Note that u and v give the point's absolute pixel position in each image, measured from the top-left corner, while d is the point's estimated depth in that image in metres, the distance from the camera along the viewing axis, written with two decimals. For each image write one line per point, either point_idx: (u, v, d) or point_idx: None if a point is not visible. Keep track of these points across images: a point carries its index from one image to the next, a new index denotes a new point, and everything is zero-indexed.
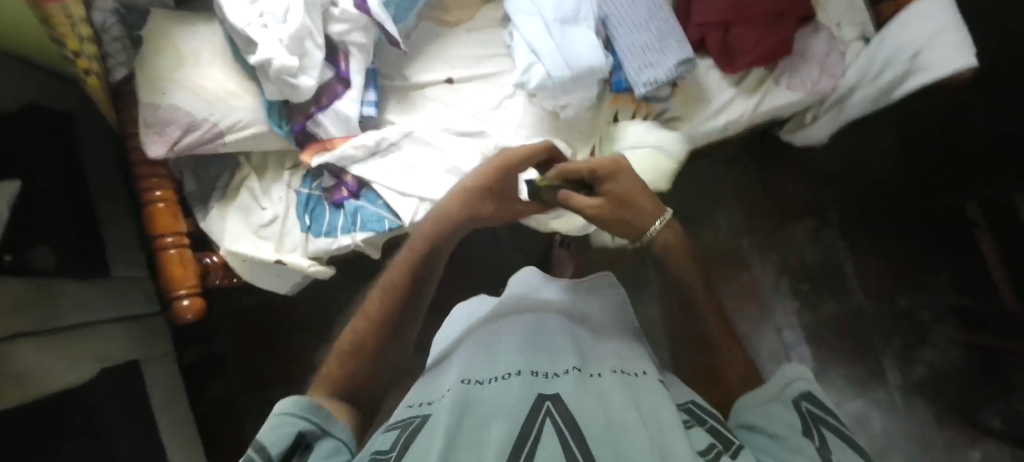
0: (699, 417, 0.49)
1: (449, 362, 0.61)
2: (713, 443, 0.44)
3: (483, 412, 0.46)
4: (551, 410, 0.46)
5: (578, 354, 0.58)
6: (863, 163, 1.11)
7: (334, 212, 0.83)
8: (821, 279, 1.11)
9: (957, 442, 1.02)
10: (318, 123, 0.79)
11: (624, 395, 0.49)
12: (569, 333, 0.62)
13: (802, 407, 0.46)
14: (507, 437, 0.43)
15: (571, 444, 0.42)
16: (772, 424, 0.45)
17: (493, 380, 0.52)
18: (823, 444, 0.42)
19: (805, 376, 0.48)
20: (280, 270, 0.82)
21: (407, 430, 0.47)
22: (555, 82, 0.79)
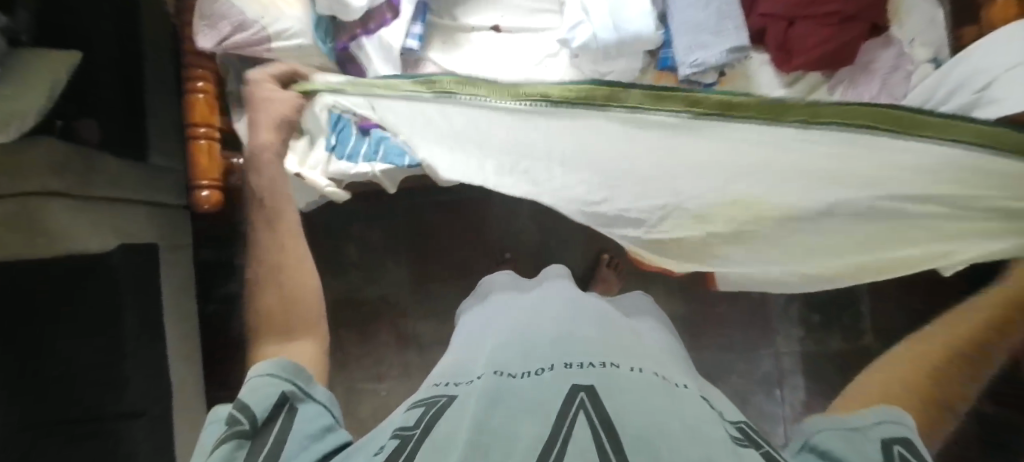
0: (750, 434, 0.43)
1: (483, 343, 0.55)
2: None
3: (512, 404, 0.40)
4: (587, 403, 0.39)
5: (613, 348, 0.50)
6: None
7: (360, 138, 0.82)
8: (834, 311, 1.04)
9: None
10: (360, 46, 0.79)
11: (665, 396, 0.42)
12: (609, 328, 0.54)
13: (894, 451, 0.35)
14: (539, 434, 0.36)
15: (608, 440, 0.35)
16: (854, 459, 0.35)
17: (528, 373, 0.45)
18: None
19: (902, 420, 0.38)
20: (299, 184, 0.84)
21: (429, 412, 0.43)
22: (600, 44, 0.72)
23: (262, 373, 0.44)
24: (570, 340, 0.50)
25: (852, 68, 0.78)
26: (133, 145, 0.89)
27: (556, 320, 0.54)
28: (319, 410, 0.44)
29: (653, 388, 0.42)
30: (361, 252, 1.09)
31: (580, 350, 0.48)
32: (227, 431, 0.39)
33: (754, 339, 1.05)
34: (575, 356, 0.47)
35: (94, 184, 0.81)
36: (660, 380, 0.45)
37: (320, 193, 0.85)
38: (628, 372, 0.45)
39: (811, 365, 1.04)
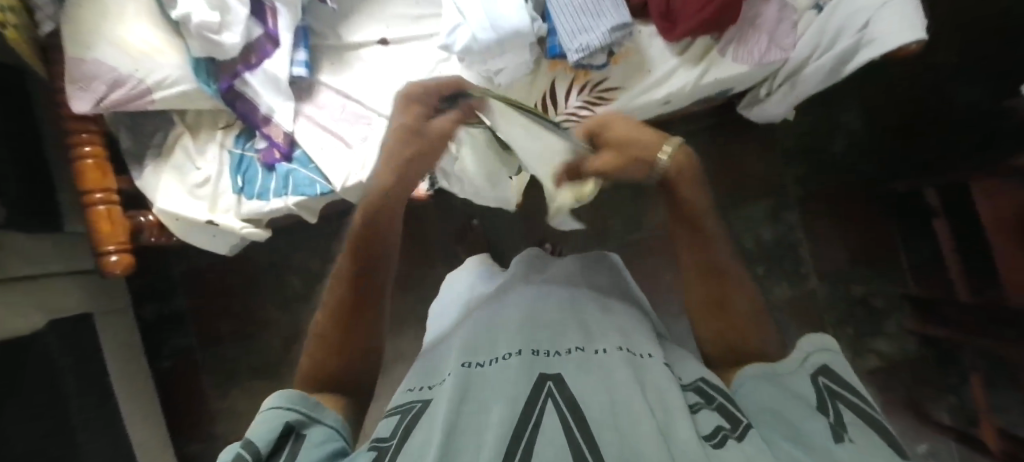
0: (708, 396, 0.43)
1: (452, 335, 0.58)
2: (721, 426, 0.39)
3: (484, 398, 0.43)
4: (554, 392, 0.42)
5: (577, 324, 0.51)
6: (825, 143, 1.07)
7: (267, 175, 0.80)
8: (776, 258, 1.09)
9: (903, 434, 1.03)
10: (246, 82, 0.77)
11: (630, 370, 0.44)
12: (571, 302, 0.56)
13: (820, 382, 0.41)
14: (508, 421, 0.39)
15: (573, 427, 0.38)
16: (780, 401, 0.41)
17: (494, 362, 0.48)
18: (838, 421, 0.38)
19: (828, 349, 0.43)
20: (214, 231, 0.81)
21: (407, 418, 0.45)
22: (481, 44, 0.72)
23: (276, 405, 0.43)
24: (537, 325, 0.52)
25: (739, 27, 0.77)
26: (49, 219, 0.85)
27: (521, 304, 0.56)
28: (330, 438, 0.44)
29: (618, 365, 0.44)
30: (305, 281, 1.09)
31: (548, 335, 0.50)
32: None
33: None
34: (541, 342, 0.49)
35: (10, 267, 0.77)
36: (628, 354, 0.47)
37: (238, 236, 0.82)
38: (595, 352, 0.47)
39: None
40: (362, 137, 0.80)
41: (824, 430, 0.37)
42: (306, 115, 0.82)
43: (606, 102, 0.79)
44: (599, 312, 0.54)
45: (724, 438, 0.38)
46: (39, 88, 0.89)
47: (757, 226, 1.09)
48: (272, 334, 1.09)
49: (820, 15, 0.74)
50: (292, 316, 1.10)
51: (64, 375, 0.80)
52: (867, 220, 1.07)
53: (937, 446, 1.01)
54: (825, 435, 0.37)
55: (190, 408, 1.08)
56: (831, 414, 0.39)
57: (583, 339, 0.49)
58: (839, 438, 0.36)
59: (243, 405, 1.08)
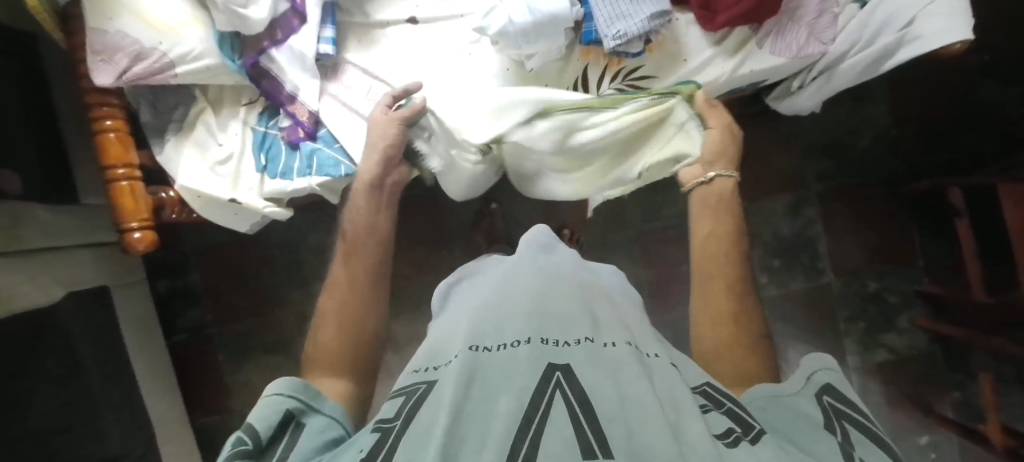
0: (716, 400, 0.43)
1: (454, 319, 0.54)
2: (731, 428, 0.39)
3: (489, 383, 0.41)
4: (562, 383, 0.39)
5: (588, 315, 0.49)
6: (851, 138, 1.06)
7: (290, 154, 0.79)
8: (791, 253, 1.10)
9: (908, 427, 1.05)
10: (271, 58, 0.75)
11: (640, 366, 0.42)
12: (581, 291, 0.54)
13: (824, 401, 0.44)
14: (517, 411, 0.37)
15: (582, 420, 0.36)
16: (788, 416, 0.43)
17: (502, 347, 0.45)
18: (847, 437, 0.40)
19: (828, 369, 0.48)
20: (236, 209, 0.80)
21: (408, 401, 0.42)
22: (517, 28, 0.69)
23: (277, 394, 0.45)
24: (545, 310, 0.49)
25: (777, 17, 0.75)
26: (66, 191, 0.84)
27: (530, 286, 0.54)
28: (327, 424, 0.46)
29: (628, 360, 0.43)
30: (321, 261, 1.09)
31: (557, 322, 0.48)
32: (232, 451, 0.41)
33: None
34: (550, 329, 0.46)
35: (25, 239, 0.75)
36: (636, 351, 0.45)
37: (260, 214, 0.80)
38: (604, 345, 0.45)
39: (773, 307, 1.09)
40: None
41: (836, 442, 0.39)
42: (332, 94, 0.80)
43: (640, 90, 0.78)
44: (608, 308, 0.52)
45: (737, 439, 0.38)
46: (50, 56, 0.86)
47: (775, 218, 1.09)
48: (286, 312, 1.09)
49: (863, 8, 0.73)
50: (308, 294, 1.09)
51: (81, 345, 0.78)
52: (887, 216, 1.07)
53: (939, 439, 1.04)
54: (835, 447, 0.38)
55: (203, 382, 1.08)
56: (839, 433, 0.41)
57: (592, 329, 0.47)
58: (848, 456, 0.38)
59: (258, 381, 1.08)
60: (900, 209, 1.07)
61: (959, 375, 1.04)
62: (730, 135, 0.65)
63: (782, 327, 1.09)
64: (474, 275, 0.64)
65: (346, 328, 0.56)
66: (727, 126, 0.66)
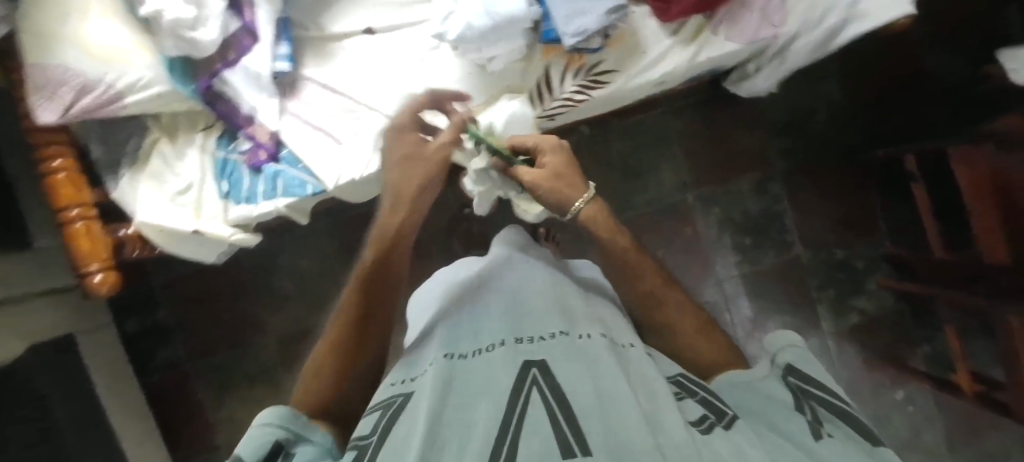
0: (690, 388, 0.45)
1: (431, 328, 0.56)
2: (705, 415, 0.40)
3: (467, 388, 0.42)
4: (538, 379, 0.41)
5: (561, 312, 0.52)
6: (807, 114, 1.11)
7: (254, 177, 0.77)
8: (761, 229, 1.13)
9: (884, 385, 1.09)
10: (225, 81, 0.73)
11: (615, 356, 0.44)
12: (554, 289, 0.56)
13: (790, 382, 0.42)
14: (494, 412, 0.38)
15: (559, 413, 0.37)
16: (758, 400, 0.42)
17: (478, 353, 0.47)
18: (815, 417, 0.39)
19: (795, 344, 0.45)
20: (201, 240, 0.77)
21: (386, 414, 0.43)
22: (476, 32, 0.69)
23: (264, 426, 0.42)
24: (519, 315, 0.52)
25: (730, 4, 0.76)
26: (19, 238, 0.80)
27: (504, 291, 0.57)
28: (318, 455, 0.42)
29: (603, 351, 0.45)
30: (298, 283, 1.06)
31: (531, 323, 0.50)
32: None
33: (695, 271, 1.13)
34: (525, 330, 0.49)
35: None
36: (610, 342, 0.47)
37: (227, 243, 0.78)
38: (579, 338, 0.47)
39: (750, 283, 1.13)
40: (353, 133, 0.77)
41: (805, 427, 0.38)
42: (291, 112, 0.78)
43: (602, 86, 0.78)
44: (582, 302, 0.55)
45: (711, 426, 0.38)
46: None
47: (742, 198, 1.13)
48: (264, 338, 1.05)
49: None
50: (286, 318, 1.07)
51: (50, 399, 0.75)
52: (849, 186, 1.11)
53: (915, 393, 1.08)
54: (804, 435, 0.37)
55: (183, 419, 1.04)
56: (808, 414, 0.39)
57: (566, 326, 0.49)
58: (818, 436, 0.37)
59: (241, 412, 1.05)
60: (859, 177, 1.11)
61: (927, 332, 1.08)
62: (564, 164, 0.60)
63: (759, 302, 1.13)
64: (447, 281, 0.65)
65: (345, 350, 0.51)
66: (529, 172, 0.60)
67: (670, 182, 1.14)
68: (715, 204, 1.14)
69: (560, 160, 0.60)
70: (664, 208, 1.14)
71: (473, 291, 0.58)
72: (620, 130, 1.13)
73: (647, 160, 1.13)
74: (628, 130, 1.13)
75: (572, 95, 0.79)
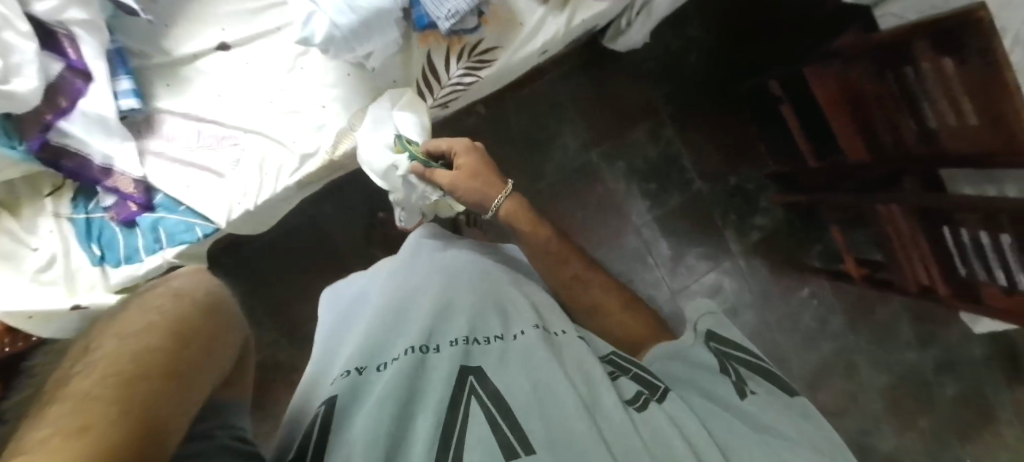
0: (623, 367, 0.53)
1: (357, 333, 0.57)
2: (640, 391, 0.48)
3: (412, 393, 0.46)
4: (476, 387, 0.46)
5: (493, 312, 0.56)
6: (681, 57, 1.18)
7: (129, 233, 0.68)
8: (662, 172, 1.19)
9: (791, 287, 1.21)
10: (63, 133, 0.63)
11: (547, 348, 0.50)
12: (483, 287, 0.60)
13: (712, 345, 0.55)
14: (435, 424, 0.42)
15: (500, 419, 0.43)
16: (691, 372, 0.53)
17: (409, 355, 0.49)
18: (739, 377, 0.52)
19: (712, 310, 0.58)
20: (85, 316, 0.67)
21: (317, 432, 0.44)
22: (344, 30, 0.64)
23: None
24: (449, 317, 0.55)
25: None
26: None
27: (434, 292, 0.59)
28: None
29: (537, 346, 0.50)
30: None
31: (464, 324, 0.54)
32: None
33: (612, 224, 1.18)
34: (459, 332, 0.52)
35: None
36: (543, 333, 0.53)
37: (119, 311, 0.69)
38: (513, 338, 0.52)
39: (663, 224, 1.19)
40: (234, 161, 0.70)
41: (731, 388, 0.50)
42: (155, 153, 0.69)
43: (488, 64, 0.78)
44: (513, 295, 0.60)
45: (647, 401, 0.47)
46: None
47: (641, 147, 1.19)
48: None
49: None
50: None
51: None
52: (727, 117, 1.20)
53: (816, 288, 1.21)
54: (730, 392, 0.50)
55: None
56: (732, 373, 0.52)
57: (502, 327, 0.54)
58: (743, 394, 0.49)
59: None
60: (736, 107, 1.20)
61: (817, 233, 1.21)
62: (481, 164, 0.66)
63: (674, 239, 1.20)
64: (367, 288, 0.66)
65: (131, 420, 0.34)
66: (450, 176, 0.66)
67: (573, 144, 1.17)
68: (618, 157, 1.18)
69: (476, 160, 0.67)
70: (572, 170, 1.17)
71: (404, 293, 0.60)
72: (514, 102, 1.14)
73: (546, 127, 1.15)
74: (522, 103, 1.15)
75: (461, 78, 0.77)
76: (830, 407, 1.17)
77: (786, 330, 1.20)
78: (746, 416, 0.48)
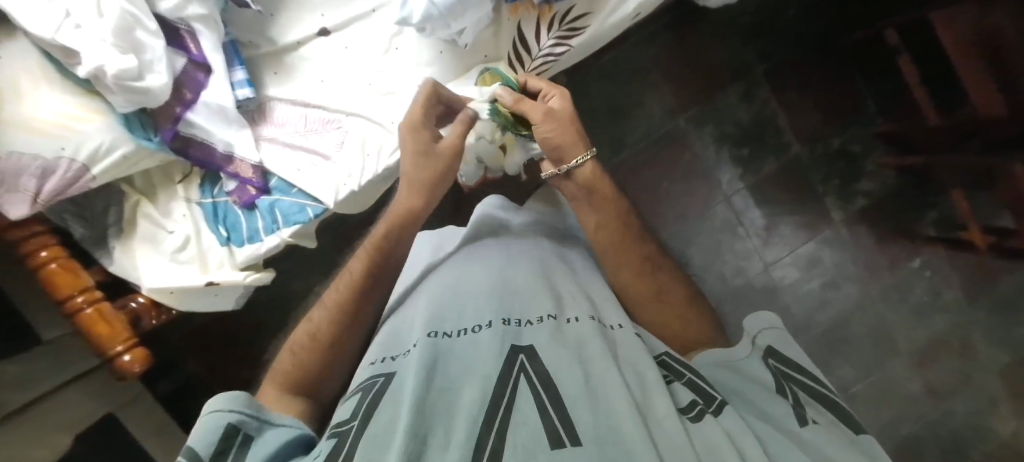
0: (678, 370, 0.46)
1: (408, 310, 0.54)
2: (695, 400, 0.42)
3: (455, 371, 0.42)
4: (525, 366, 0.41)
5: (549, 293, 0.52)
6: (778, 10, 1.09)
7: (250, 215, 0.73)
8: (756, 137, 1.12)
9: (901, 256, 1.12)
10: (191, 124, 0.67)
11: (602, 339, 0.44)
12: (540, 272, 0.56)
13: (770, 364, 0.47)
14: (479, 401, 0.37)
15: (547, 404, 0.37)
16: (743, 386, 0.46)
17: (463, 333, 0.47)
18: (796, 400, 0.44)
19: (773, 325, 0.51)
20: (216, 291, 0.74)
21: (365, 396, 0.42)
22: (441, 8, 0.65)
23: (218, 408, 0.41)
24: (504, 294, 0.51)
25: None
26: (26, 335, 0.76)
27: (487, 272, 0.55)
28: (284, 435, 0.43)
29: (590, 334, 0.45)
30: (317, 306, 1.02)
31: (518, 304, 0.50)
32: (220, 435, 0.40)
33: (702, 193, 1.13)
34: (512, 311, 0.49)
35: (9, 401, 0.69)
36: (599, 324, 0.47)
37: (243, 286, 0.75)
38: (567, 322, 0.47)
39: (757, 192, 1.13)
40: (339, 144, 0.73)
41: (787, 410, 0.43)
42: (268, 139, 0.74)
43: (580, 32, 0.75)
44: (570, 281, 0.55)
45: (701, 412, 0.40)
46: None
47: (732, 110, 1.12)
48: None
49: None
50: None
51: None
52: (828, 75, 1.11)
53: (929, 258, 1.11)
54: (789, 414, 0.42)
55: None
56: (790, 396, 0.45)
57: (555, 307, 0.49)
58: (803, 420, 0.41)
59: None
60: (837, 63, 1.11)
61: (932, 197, 1.11)
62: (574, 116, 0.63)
63: (769, 208, 1.13)
64: (420, 264, 0.63)
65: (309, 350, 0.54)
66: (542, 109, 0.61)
67: (659, 110, 1.12)
68: (708, 122, 1.12)
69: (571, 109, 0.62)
70: (658, 138, 1.13)
71: (453, 272, 0.57)
72: (598, 71, 1.10)
73: (631, 94, 1.11)
74: (605, 69, 1.10)
75: (552, 49, 0.75)
76: (942, 385, 1.09)
77: (893, 303, 1.12)
78: (806, 445, 0.39)
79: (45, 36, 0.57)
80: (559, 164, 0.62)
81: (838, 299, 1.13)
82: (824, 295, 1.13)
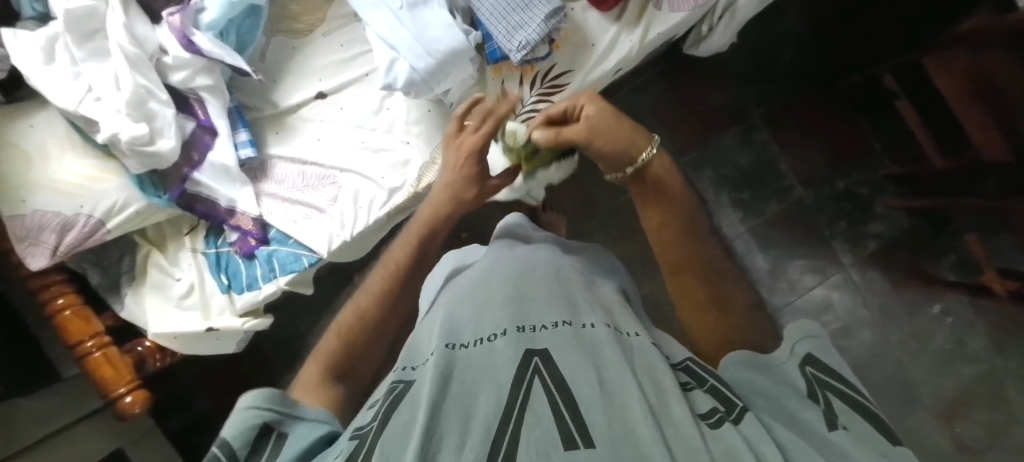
0: (699, 377, 0.43)
1: (426, 320, 0.52)
2: (715, 407, 0.39)
3: (472, 377, 0.40)
4: (541, 369, 0.39)
5: (564, 301, 0.49)
6: (775, 55, 1.11)
7: (249, 264, 0.78)
8: (756, 179, 1.12)
9: (919, 302, 1.07)
10: (197, 183, 0.73)
11: (617, 346, 0.42)
12: (557, 278, 0.53)
13: (806, 372, 0.43)
14: (496, 406, 0.36)
15: (563, 408, 0.35)
16: (770, 387, 0.42)
17: (479, 342, 0.44)
18: (828, 408, 0.40)
19: (813, 335, 0.45)
20: (216, 336, 0.78)
21: (387, 400, 0.40)
22: (422, 74, 0.70)
23: (251, 405, 0.42)
24: (522, 300, 0.48)
25: None
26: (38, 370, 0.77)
27: (505, 274, 0.53)
28: (311, 432, 0.42)
29: (606, 341, 0.42)
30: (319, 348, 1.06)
31: (532, 309, 0.47)
32: (251, 430, 0.41)
33: None
34: (527, 317, 0.46)
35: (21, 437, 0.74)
36: (614, 331, 0.45)
37: (242, 331, 0.79)
38: (583, 326, 0.45)
39: (760, 235, 1.12)
40: (332, 198, 0.78)
41: (816, 416, 0.39)
42: (269, 193, 0.79)
43: (561, 88, 0.78)
44: (586, 288, 0.53)
45: (720, 420, 0.37)
46: None
47: (731, 154, 1.12)
48: None
49: None
50: None
51: None
52: (828, 117, 1.11)
53: (950, 304, 1.06)
54: (817, 423, 0.38)
55: None
56: (822, 402, 0.40)
57: (570, 314, 0.47)
58: (831, 426, 0.38)
59: None
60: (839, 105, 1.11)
61: (949, 239, 1.06)
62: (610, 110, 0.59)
63: (772, 251, 1.11)
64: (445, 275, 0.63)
65: (344, 338, 0.54)
66: (582, 130, 0.57)
67: None
68: (706, 166, 1.13)
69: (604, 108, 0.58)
70: None
71: (475, 275, 0.55)
72: None
73: None
74: None
75: (535, 106, 0.78)
76: (971, 440, 1.02)
77: (913, 351, 1.06)
78: (827, 450, 0.36)
79: (68, 108, 0.64)
80: (624, 168, 0.58)
81: (854, 347, 1.08)
82: (838, 343, 1.08)
